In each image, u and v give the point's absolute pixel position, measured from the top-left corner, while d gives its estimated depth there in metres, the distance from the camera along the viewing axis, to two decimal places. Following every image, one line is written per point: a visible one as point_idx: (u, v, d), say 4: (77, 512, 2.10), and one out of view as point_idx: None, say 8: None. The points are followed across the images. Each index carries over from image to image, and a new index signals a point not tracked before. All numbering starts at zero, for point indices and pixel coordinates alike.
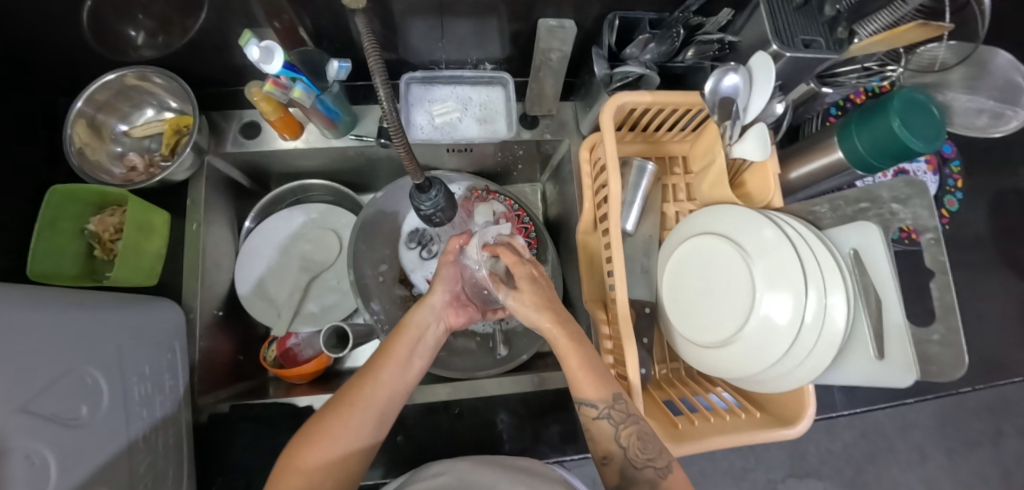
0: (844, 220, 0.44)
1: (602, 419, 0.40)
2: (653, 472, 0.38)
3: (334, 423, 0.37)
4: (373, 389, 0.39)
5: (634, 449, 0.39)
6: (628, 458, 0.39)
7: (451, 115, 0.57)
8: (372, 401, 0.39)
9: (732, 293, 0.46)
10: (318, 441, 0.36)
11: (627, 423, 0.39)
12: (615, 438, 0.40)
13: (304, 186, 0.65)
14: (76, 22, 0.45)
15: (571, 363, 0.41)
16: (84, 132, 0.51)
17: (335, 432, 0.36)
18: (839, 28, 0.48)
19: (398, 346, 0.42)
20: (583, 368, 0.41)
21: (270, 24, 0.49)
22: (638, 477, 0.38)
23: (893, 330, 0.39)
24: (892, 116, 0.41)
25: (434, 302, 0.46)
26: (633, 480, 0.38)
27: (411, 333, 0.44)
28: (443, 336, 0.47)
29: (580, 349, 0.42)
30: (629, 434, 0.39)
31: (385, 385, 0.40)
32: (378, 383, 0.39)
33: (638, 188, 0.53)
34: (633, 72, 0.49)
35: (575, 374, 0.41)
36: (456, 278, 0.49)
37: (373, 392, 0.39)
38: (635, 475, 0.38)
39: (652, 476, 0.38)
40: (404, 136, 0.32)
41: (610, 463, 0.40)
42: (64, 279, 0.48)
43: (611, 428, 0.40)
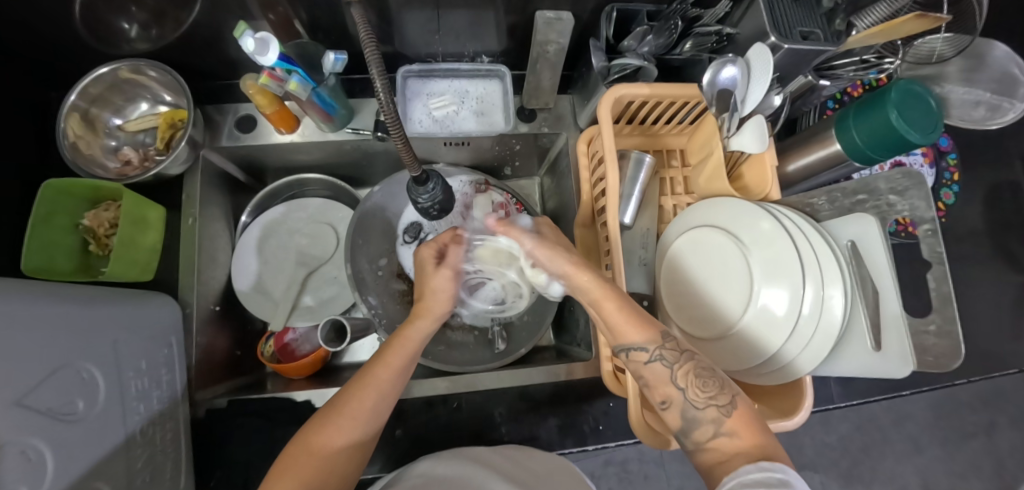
0: (842, 212, 0.45)
1: (655, 362, 0.37)
2: (715, 412, 0.33)
3: (327, 438, 0.35)
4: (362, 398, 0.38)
5: (692, 389, 0.35)
6: (687, 399, 0.35)
7: (448, 108, 0.57)
8: (365, 414, 0.38)
9: (730, 286, 0.46)
10: (308, 457, 0.34)
11: (683, 361, 0.36)
12: (672, 380, 0.36)
13: (300, 180, 0.64)
14: (69, 15, 0.44)
15: (609, 308, 0.39)
16: (78, 126, 0.50)
17: (322, 449, 0.35)
18: (837, 20, 0.47)
19: (395, 356, 0.40)
20: (620, 310, 0.39)
21: (264, 16, 0.48)
22: (700, 418, 0.34)
23: (890, 321, 0.39)
24: (890, 109, 0.41)
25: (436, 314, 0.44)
26: (694, 421, 0.34)
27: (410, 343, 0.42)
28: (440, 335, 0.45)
29: (614, 293, 0.40)
30: (687, 372, 0.36)
31: (379, 398, 0.38)
32: (372, 396, 0.38)
33: (636, 181, 0.53)
34: (631, 64, 0.49)
35: (616, 319, 0.39)
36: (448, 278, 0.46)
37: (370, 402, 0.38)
38: (697, 416, 0.34)
39: (715, 416, 0.33)
40: (401, 126, 0.32)
41: (670, 407, 0.36)
42: (59, 274, 0.47)
43: (666, 367, 0.36)
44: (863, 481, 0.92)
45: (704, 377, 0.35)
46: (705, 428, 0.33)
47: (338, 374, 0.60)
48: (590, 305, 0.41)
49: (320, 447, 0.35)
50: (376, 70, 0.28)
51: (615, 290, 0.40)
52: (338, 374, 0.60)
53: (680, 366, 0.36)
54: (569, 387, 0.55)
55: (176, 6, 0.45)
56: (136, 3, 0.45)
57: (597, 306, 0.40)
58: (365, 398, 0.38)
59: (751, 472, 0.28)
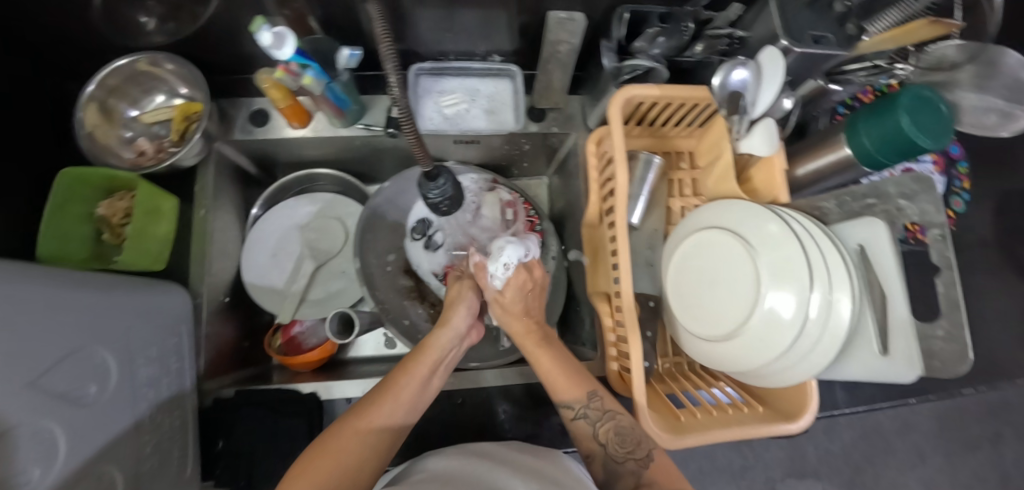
0: (850, 216, 0.45)
1: (579, 419, 0.43)
2: (634, 465, 0.39)
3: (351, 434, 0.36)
4: (394, 404, 0.39)
5: (613, 445, 0.41)
6: (608, 454, 0.41)
7: (459, 106, 0.57)
8: (390, 414, 0.38)
9: (738, 288, 0.45)
10: (335, 452, 0.34)
11: (604, 420, 0.42)
12: (594, 436, 0.42)
13: (310, 175, 0.65)
14: (89, 7, 0.45)
15: (545, 362, 0.46)
16: (95, 115, 0.51)
17: (351, 447, 0.35)
18: (849, 25, 0.47)
19: (418, 365, 0.43)
20: (554, 364, 0.45)
21: (280, 12, 0.49)
22: (619, 472, 0.39)
23: (898, 325, 0.39)
24: (901, 113, 0.41)
25: (458, 327, 0.47)
26: (614, 476, 0.40)
27: (432, 354, 0.44)
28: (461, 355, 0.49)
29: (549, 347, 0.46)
30: (606, 430, 0.41)
31: (403, 405, 0.40)
32: (398, 402, 0.39)
33: (645, 182, 0.53)
34: (643, 65, 0.49)
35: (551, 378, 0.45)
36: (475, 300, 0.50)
37: (395, 403, 0.39)
38: (617, 469, 0.40)
39: (634, 469, 0.39)
40: (414, 126, 0.34)
41: (594, 461, 0.42)
42: (73, 262, 0.48)
43: (589, 426, 0.42)
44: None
45: (623, 435, 0.41)
46: (625, 480, 0.39)
47: (343, 368, 0.60)
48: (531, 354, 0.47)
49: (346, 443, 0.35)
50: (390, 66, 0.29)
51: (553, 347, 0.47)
52: (343, 368, 0.60)
53: (602, 427, 0.42)
54: None
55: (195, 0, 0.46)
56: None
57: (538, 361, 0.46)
58: (391, 400, 0.39)
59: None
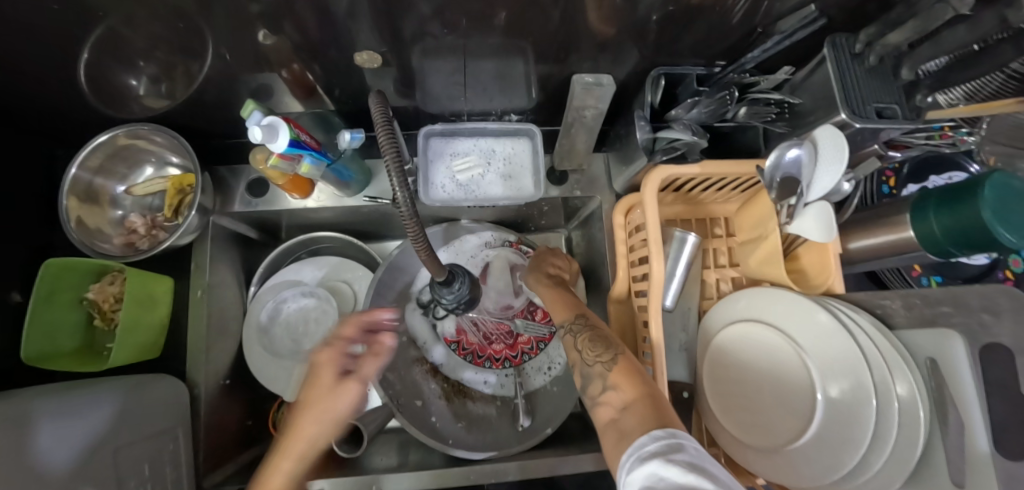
0: (919, 321, 0.39)
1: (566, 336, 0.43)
2: (602, 370, 0.38)
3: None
4: None
5: (587, 352, 0.40)
6: (582, 359, 0.40)
7: (473, 170, 0.53)
8: None
9: (785, 388, 0.42)
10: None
11: (584, 331, 0.42)
12: (574, 347, 0.41)
13: (313, 238, 0.60)
14: (73, 76, 0.42)
15: (552, 298, 0.49)
16: (77, 205, 0.46)
17: None
18: (917, 96, 0.42)
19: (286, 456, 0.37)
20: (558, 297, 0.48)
21: (277, 73, 0.45)
22: (591, 373, 0.38)
23: (976, 460, 0.33)
24: (983, 206, 0.36)
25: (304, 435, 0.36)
26: (587, 377, 0.38)
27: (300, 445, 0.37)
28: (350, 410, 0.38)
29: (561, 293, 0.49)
30: (584, 339, 0.41)
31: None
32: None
33: (680, 260, 0.48)
34: (680, 140, 0.43)
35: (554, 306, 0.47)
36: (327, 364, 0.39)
37: None
38: (588, 372, 0.38)
39: (600, 370, 0.37)
40: (419, 227, 0.30)
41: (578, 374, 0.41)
42: (61, 358, 0.45)
43: (571, 338, 0.42)
44: None
45: (598, 339, 0.40)
46: (595, 383, 0.37)
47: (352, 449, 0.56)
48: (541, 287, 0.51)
49: None
50: (393, 166, 0.27)
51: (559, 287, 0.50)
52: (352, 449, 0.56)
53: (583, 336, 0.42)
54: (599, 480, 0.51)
55: (186, 59, 0.42)
56: (144, 57, 0.42)
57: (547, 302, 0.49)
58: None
59: (647, 443, 0.27)
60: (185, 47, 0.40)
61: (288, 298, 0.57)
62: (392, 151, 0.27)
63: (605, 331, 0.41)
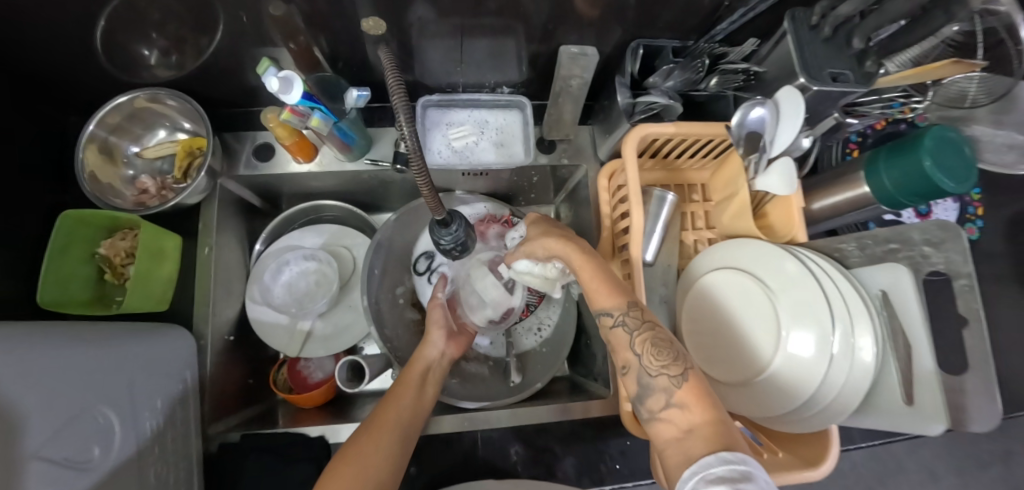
0: (872, 260, 0.44)
1: (618, 327, 0.35)
2: (668, 381, 0.30)
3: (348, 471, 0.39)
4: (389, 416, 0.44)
5: (648, 356, 0.32)
6: (641, 365, 0.32)
7: (468, 138, 0.57)
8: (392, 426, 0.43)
9: (754, 328, 0.45)
10: (350, 470, 0.39)
11: (643, 330, 0.34)
12: (629, 346, 0.34)
13: (316, 207, 0.63)
14: (91, 44, 0.44)
15: (587, 276, 0.38)
16: (94, 155, 0.49)
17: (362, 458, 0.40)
18: (868, 62, 0.46)
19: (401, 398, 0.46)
20: (600, 279, 0.37)
21: (285, 45, 0.49)
22: (653, 386, 0.31)
23: (923, 379, 0.38)
24: (924, 155, 0.40)
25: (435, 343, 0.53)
26: (647, 390, 0.31)
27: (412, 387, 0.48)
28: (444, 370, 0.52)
29: (592, 262, 0.39)
30: (644, 340, 0.33)
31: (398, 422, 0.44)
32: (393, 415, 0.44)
33: (659, 218, 0.52)
34: (657, 102, 0.48)
35: (594, 288, 0.37)
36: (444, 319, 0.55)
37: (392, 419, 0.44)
38: (648, 383, 0.31)
39: (667, 383, 0.30)
40: (422, 161, 0.30)
41: (629, 375, 0.33)
42: (75, 306, 0.46)
43: (626, 334, 0.34)
44: None
45: (659, 341, 0.32)
46: (658, 397, 0.30)
47: (351, 404, 0.59)
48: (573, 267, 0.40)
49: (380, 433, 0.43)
50: (403, 116, 0.28)
51: (593, 258, 0.39)
52: (351, 403, 0.59)
53: (639, 332, 0.34)
54: (585, 425, 0.55)
55: (198, 33, 0.45)
56: (159, 30, 0.44)
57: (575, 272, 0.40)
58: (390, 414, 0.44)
59: (713, 465, 0.22)
60: (198, 21, 0.44)
61: (294, 262, 0.61)
62: (401, 98, 0.28)
63: (667, 333, 0.34)
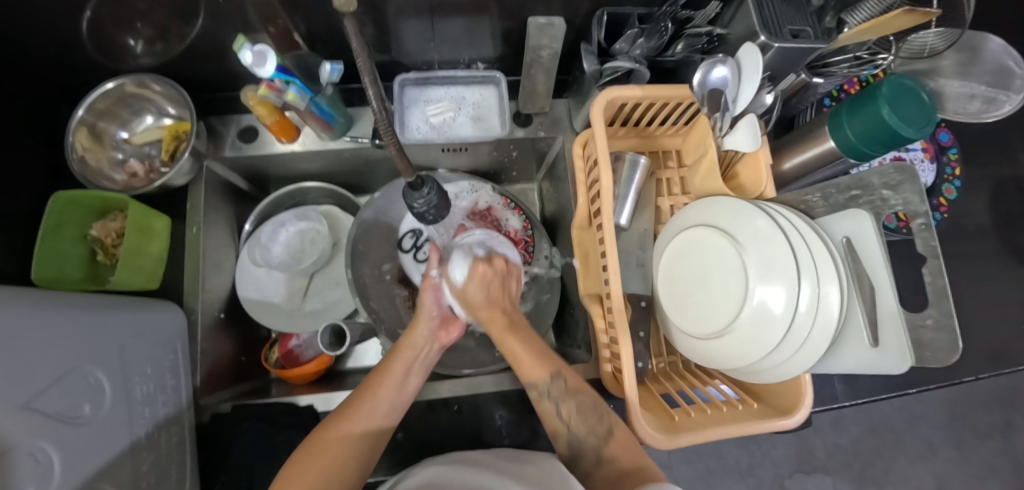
0: (836, 208, 0.44)
1: (545, 400, 0.43)
2: (596, 443, 0.40)
3: (331, 438, 0.37)
4: (372, 407, 0.40)
5: (575, 423, 0.42)
6: (572, 434, 0.42)
7: (445, 114, 0.58)
8: (373, 412, 0.40)
9: (727, 283, 0.45)
10: (316, 460, 0.35)
11: (567, 399, 0.42)
12: (558, 415, 0.43)
13: (301, 189, 0.65)
14: (77, 32, 0.46)
15: (513, 344, 0.46)
16: (85, 138, 0.51)
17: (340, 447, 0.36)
18: (828, 18, 0.49)
19: (395, 367, 0.43)
20: (526, 351, 0.45)
21: (265, 29, 0.50)
22: (584, 446, 0.41)
23: (886, 317, 0.39)
24: (882, 104, 0.41)
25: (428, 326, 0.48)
26: (580, 450, 0.41)
27: (408, 355, 0.45)
28: (435, 357, 0.48)
29: (518, 332, 0.46)
30: (569, 409, 0.42)
31: (383, 406, 0.41)
32: (376, 403, 0.40)
33: (632, 183, 0.53)
34: (623, 67, 0.49)
35: (521, 356, 0.44)
36: (437, 302, 0.49)
37: (371, 410, 0.40)
38: (581, 445, 0.41)
39: (595, 445, 0.40)
40: (394, 133, 0.33)
41: (559, 438, 0.43)
42: (67, 284, 0.48)
43: (553, 406, 0.43)
44: (877, 483, 0.90)
45: (584, 410, 0.42)
46: (590, 455, 0.40)
47: (341, 378, 0.61)
48: (500, 335, 0.46)
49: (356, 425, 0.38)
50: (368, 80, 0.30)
51: (513, 332, 0.46)
52: (341, 378, 0.61)
53: (566, 404, 0.43)
54: None
55: (179, 21, 0.47)
56: (143, 17, 0.46)
57: (503, 341, 0.46)
58: (370, 403, 0.40)
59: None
60: (178, 9, 0.45)
61: (287, 225, 0.63)
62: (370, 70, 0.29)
63: (591, 395, 0.43)
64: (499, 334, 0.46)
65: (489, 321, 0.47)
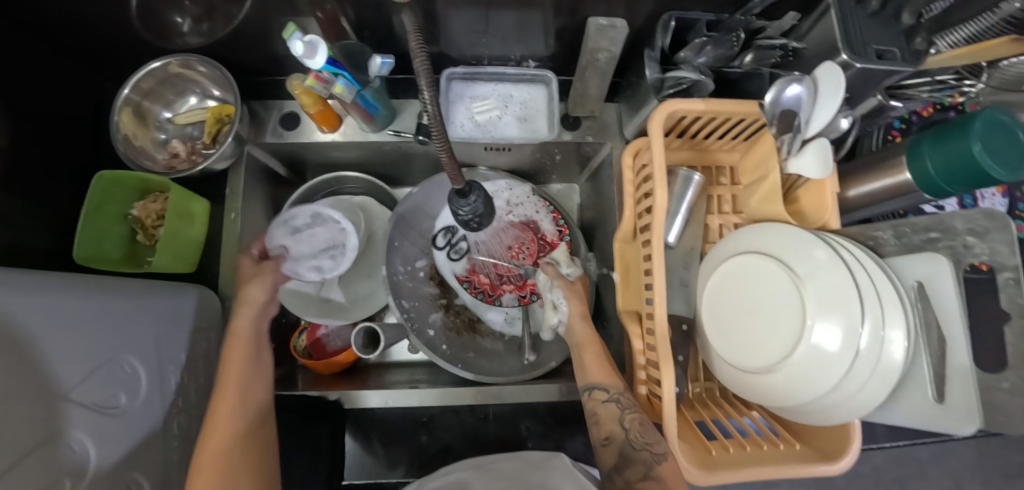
0: (910, 249, 0.42)
1: (611, 402, 0.45)
2: (648, 456, 0.40)
3: (207, 458, 0.36)
4: (223, 415, 0.39)
5: (635, 432, 0.42)
6: (629, 439, 0.42)
7: (491, 112, 0.56)
8: (228, 416, 0.39)
9: (779, 316, 0.43)
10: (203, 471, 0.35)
11: (633, 409, 0.44)
12: (620, 420, 0.44)
13: (339, 178, 0.63)
14: (128, 10, 0.45)
15: (589, 354, 0.49)
16: (128, 118, 0.51)
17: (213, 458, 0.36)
18: (918, 39, 0.43)
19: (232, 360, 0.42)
20: (596, 358, 0.49)
21: (313, 14, 0.49)
22: (636, 458, 0.41)
23: (955, 373, 0.37)
24: (974, 139, 0.37)
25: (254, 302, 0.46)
26: (629, 459, 0.41)
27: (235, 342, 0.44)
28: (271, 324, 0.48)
29: (595, 343, 0.50)
30: (632, 418, 0.43)
31: (234, 408, 0.39)
32: (225, 406, 0.39)
33: (684, 199, 0.51)
34: (687, 78, 0.46)
35: (591, 363, 0.48)
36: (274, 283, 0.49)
37: (226, 413, 0.39)
38: (633, 454, 0.41)
39: (648, 459, 0.40)
40: (443, 134, 0.31)
41: (611, 444, 0.43)
42: (108, 262, 0.49)
43: (618, 409, 0.44)
44: None
45: (645, 426, 0.43)
46: (638, 468, 0.40)
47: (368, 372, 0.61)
48: (575, 347, 0.51)
49: (224, 436, 0.37)
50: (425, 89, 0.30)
51: (599, 345, 0.50)
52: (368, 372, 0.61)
53: (629, 413, 0.44)
54: None
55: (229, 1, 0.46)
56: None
57: (581, 348, 0.50)
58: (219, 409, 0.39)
59: None
60: None
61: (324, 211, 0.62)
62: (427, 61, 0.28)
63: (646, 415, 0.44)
64: (585, 345, 0.50)
65: (575, 325, 0.52)
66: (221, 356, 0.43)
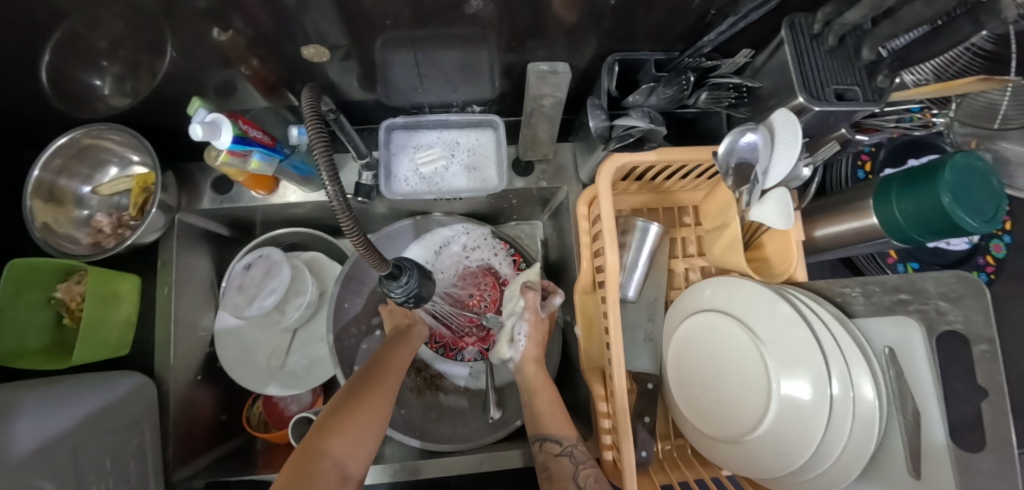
0: (880, 309, 0.39)
1: (563, 457, 0.43)
2: None
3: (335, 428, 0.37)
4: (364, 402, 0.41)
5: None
6: None
7: (436, 162, 0.52)
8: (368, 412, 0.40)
9: (745, 376, 0.40)
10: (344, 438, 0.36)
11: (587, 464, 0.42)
12: (574, 475, 0.41)
13: (276, 236, 0.60)
14: (32, 83, 0.42)
15: (542, 401, 0.48)
16: (42, 205, 0.47)
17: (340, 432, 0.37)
18: (880, 76, 0.39)
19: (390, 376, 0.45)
20: (548, 403, 0.48)
21: (240, 70, 0.45)
22: None
23: (931, 450, 0.33)
24: (943, 191, 0.34)
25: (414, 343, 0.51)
26: None
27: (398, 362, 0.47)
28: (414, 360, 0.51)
29: (547, 388, 0.49)
30: (587, 475, 0.40)
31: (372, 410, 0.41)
32: (369, 398, 0.41)
33: (642, 250, 0.48)
34: (637, 126, 0.43)
35: (545, 412, 0.47)
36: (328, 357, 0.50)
37: (366, 404, 0.41)
38: None
39: None
40: (357, 226, 0.31)
41: None
42: (28, 355, 0.45)
43: (570, 464, 0.41)
44: None
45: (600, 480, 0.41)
46: None
47: None
48: (528, 391, 0.50)
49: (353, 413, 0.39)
50: (326, 172, 0.28)
51: (553, 389, 0.49)
52: None
53: (582, 469, 0.41)
54: None
55: (153, 56, 0.42)
56: (106, 58, 0.41)
57: (534, 393, 0.49)
58: (363, 399, 0.41)
59: None
60: (150, 42, 0.40)
61: None
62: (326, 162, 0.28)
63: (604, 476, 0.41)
64: (538, 389, 0.49)
65: (528, 367, 0.51)
66: (385, 362, 0.47)
